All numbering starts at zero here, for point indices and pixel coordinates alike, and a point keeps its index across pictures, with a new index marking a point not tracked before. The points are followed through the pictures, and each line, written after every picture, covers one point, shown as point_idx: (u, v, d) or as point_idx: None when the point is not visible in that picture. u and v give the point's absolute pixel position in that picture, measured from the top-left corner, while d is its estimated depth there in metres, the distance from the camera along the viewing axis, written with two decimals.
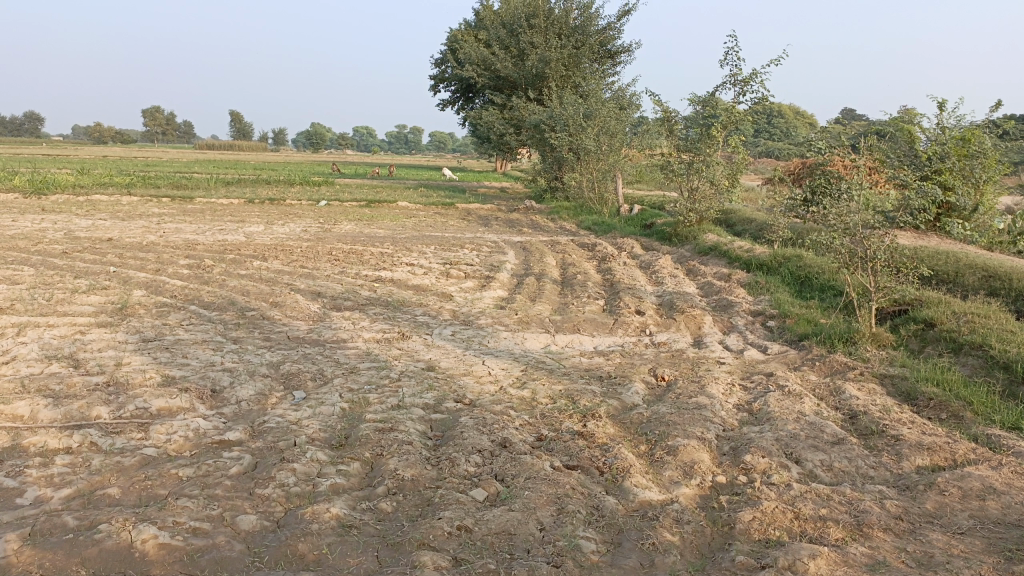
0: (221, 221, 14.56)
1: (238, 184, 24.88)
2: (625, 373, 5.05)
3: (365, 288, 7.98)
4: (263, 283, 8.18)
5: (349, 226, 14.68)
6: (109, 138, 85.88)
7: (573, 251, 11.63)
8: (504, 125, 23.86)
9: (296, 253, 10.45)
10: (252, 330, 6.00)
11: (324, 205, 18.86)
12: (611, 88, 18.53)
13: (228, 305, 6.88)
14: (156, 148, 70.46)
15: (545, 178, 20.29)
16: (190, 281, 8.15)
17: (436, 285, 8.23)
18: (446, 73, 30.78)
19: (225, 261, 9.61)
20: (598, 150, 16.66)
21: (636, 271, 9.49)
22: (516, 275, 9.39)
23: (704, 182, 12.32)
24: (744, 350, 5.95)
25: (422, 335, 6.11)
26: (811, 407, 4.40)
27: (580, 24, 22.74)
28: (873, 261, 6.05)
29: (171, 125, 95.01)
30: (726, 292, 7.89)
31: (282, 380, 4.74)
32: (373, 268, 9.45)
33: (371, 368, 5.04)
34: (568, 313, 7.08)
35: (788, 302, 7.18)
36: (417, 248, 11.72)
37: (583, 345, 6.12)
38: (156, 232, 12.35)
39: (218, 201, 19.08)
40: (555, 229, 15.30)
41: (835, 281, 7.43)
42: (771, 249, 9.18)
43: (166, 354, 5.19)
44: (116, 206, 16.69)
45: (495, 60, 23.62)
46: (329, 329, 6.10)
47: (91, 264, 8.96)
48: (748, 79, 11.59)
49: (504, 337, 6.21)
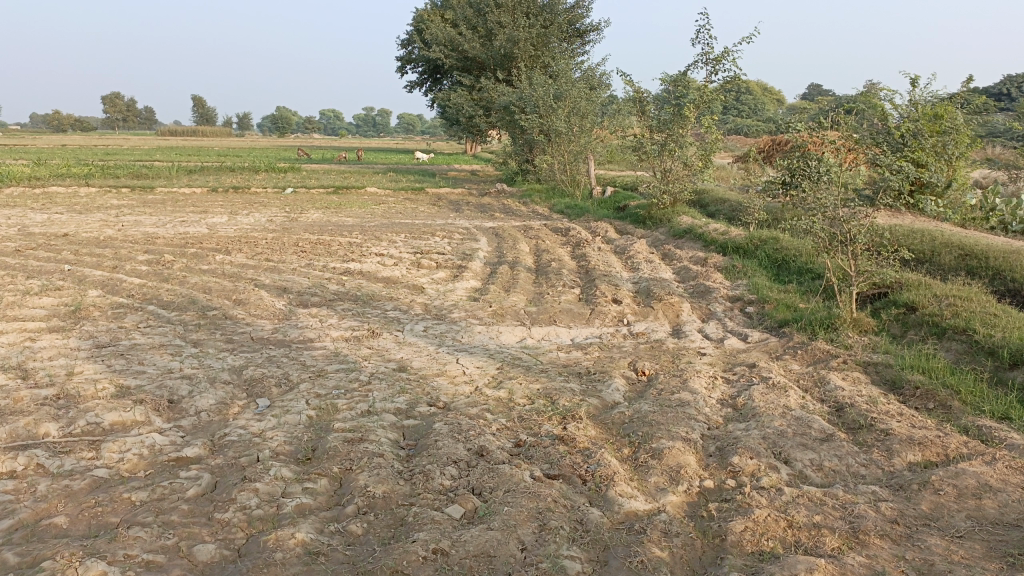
0: (184, 212, 14.14)
1: (201, 172, 24.26)
2: (604, 369, 4.88)
3: (334, 282, 7.72)
4: (227, 278, 7.88)
5: (317, 214, 14.34)
6: (67, 127, 83.71)
7: (546, 236, 11.44)
8: (473, 107, 23.51)
9: (262, 245, 10.13)
10: (214, 331, 5.73)
11: (291, 193, 18.45)
12: (581, 68, 18.28)
13: (189, 304, 6.59)
14: (117, 136, 68.75)
15: (516, 160, 20.03)
16: (149, 278, 7.82)
17: (407, 277, 8.00)
18: (413, 54, 30.27)
19: (187, 255, 9.28)
20: (569, 132, 16.45)
21: (611, 257, 9.33)
22: (489, 263, 9.18)
23: (677, 163, 12.21)
24: (724, 339, 5.82)
25: (393, 331, 5.89)
26: (797, 401, 4.27)
27: (548, 3, 22.40)
28: (853, 245, 5.93)
29: (132, 112, 92.82)
30: (703, 277, 7.76)
31: (245, 387, 4.50)
32: (342, 260, 9.18)
33: (340, 370, 4.83)
34: (543, 303, 6.89)
35: (766, 287, 7.06)
36: (387, 236, 11.45)
37: (560, 338, 5.95)
38: (115, 226, 11.93)
39: (181, 190, 18.56)
40: (527, 213, 15.09)
41: (813, 264, 7.33)
42: (747, 232, 9.06)
43: (121, 361, 4.91)
44: (74, 199, 16.16)
45: (461, 41, 23.23)
46: (295, 328, 5.86)
47: (44, 262, 8.58)
48: (720, 58, 11.44)
49: (478, 331, 6.01)
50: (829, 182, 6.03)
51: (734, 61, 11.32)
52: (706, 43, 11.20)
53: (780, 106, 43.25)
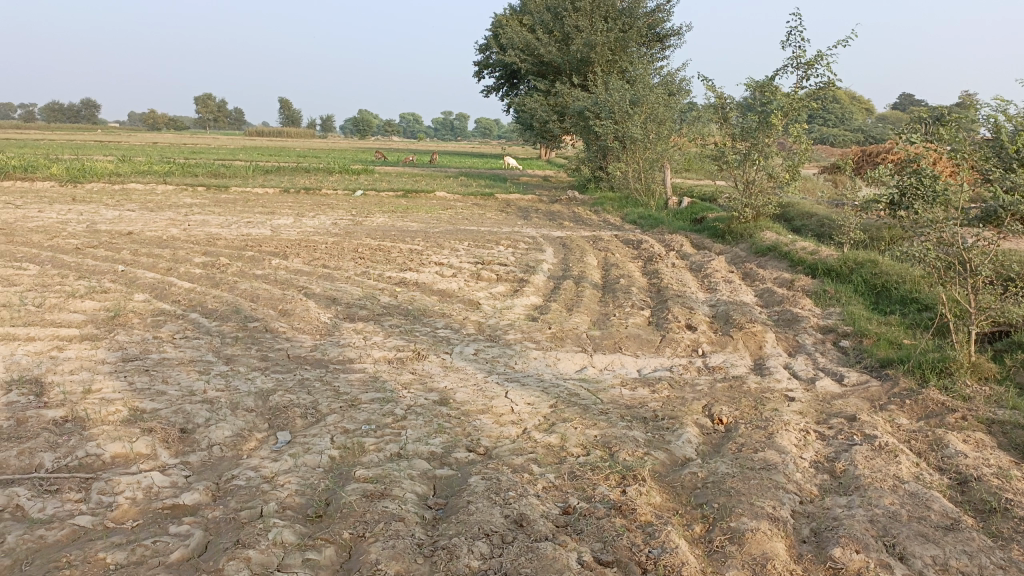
0: (251, 213, 14.07)
1: (276, 172, 24.45)
2: (674, 413, 4.23)
3: (386, 293, 7.27)
4: (277, 285, 7.53)
5: (383, 218, 14.04)
6: (159, 125, 87.29)
7: (617, 249, 10.79)
8: (547, 111, 22.98)
9: (320, 251, 9.81)
10: (250, 346, 5.33)
11: (360, 195, 18.31)
12: (661, 71, 17.52)
13: (231, 313, 6.23)
14: (204, 135, 71.08)
15: (589, 167, 19.38)
16: (199, 283, 7.55)
17: (463, 290, 7.49)
18: (490, 58, 30.00)
19: (243, 258, 9.02)
20: (645, 139, 15.73)
21: (685, 274, 8.63)
22: (553, 277, 8.59)
23: (761, 175, 11.41)
24: (815, 380, 5.06)
25: (440, 354, 5.37)
26: (909, 469, 3.52)
27: (628, 6, 21.63)
28: (975, 276, 5.15)
29: (220, 112, 96.04)
30: (790, 302, 6.98)
31: (267, 417, 4.04)
32: (399, 268, 8.76)
33: (375, 399, 4.32)
34: (608, 327, 6.25)
35: (863, 318, 6.26)
36: (449, 244, 11.00)
37: (625, 370, 5.31)
38: (181, 225, 11.87)
39: (253, 190, 18.63)
40: (599, 223, 14.44)
41: (918, 294, 6.49)
42: (839, 252, 8.21)
43: (143, 379, 4.53)
44: (149, 196, 16.35)
45: (538, 45, 22.75)
46: (336, 346, 5.40)
47: (100, 262, 8.44)
48: (812, 62, 10.56)
49: (533, 358, 5.44)
50: (940, 201, 5.23)
51: (829, 66, 10.42)
52: (799, 45, 10.35)
53: (870, 116, 41.31)
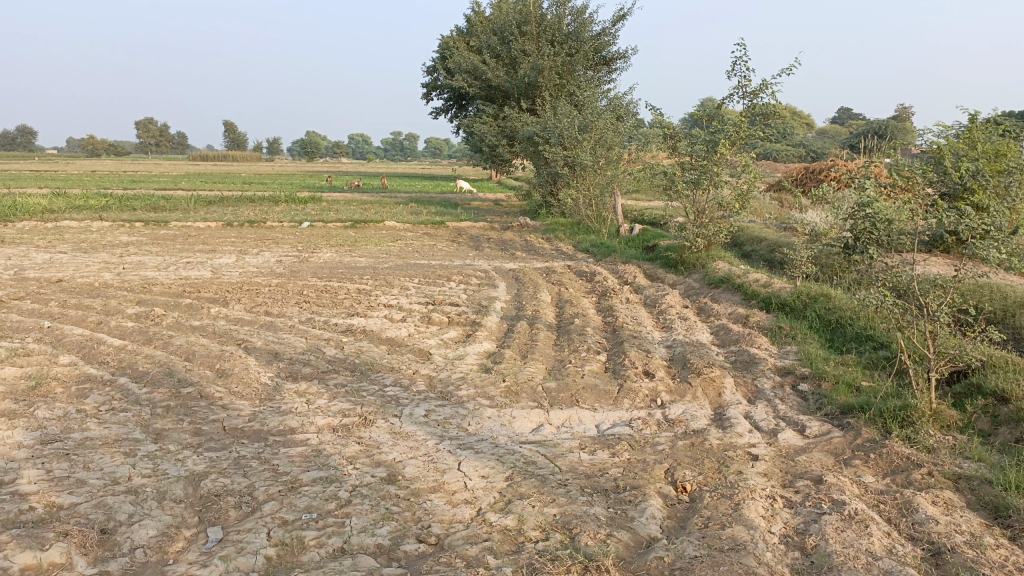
0: (192, 251, 13.58)
1: (220, 203, 23.79)
2: (637, 482, 4.02)
3: (332, 344, 6.96)
4: (216, 338, 7.15)
5: (331, 253, 13.67)
6: (98, 151, 84.96)
7: (571, 282, 10.64)
8: (496, 135, 22.90)
9: (264, 294, 9.43)
10: (182, 418, 4.97)
11: (308, 227, 17.88)
12: (608, 96, 17.57)
13: (163, 376, 5.85)
14: (146, 161, 69.39)
15: (540, 192, 19.28)
16: (132, 339, 7.14)
17: (413, 338, 7.21)
18: (438, 82, 29.91)
19: (180, 306, 8.60)
20: (595, 164, 15.68)
21: (640, 310, 8.50)
22: (506, 317, 8.37)
23: (712, 204, 11.41)
24: (777, 431, 4.92)
25: (389, 418, 5.08)
26: (882, 542, 3.37)
27: (574, 31, 21.68)
28: (934, 320, 4.92)
29: (164, 137, 94.08)
30: (746, 341, 6.87)
31: (197, 509, 3.71)
32: (346, 313, 8.44)
33: (318, 479, 4.02)
34: (564, 376, 6.03)
35: (821, 359, 6.18)
36: (400, 281, 10.71)
37: (583, 427, 5.09)
38: (116, 268, 11.35)
39: (195, 224, 18.06)
40: (551, 252, 14.30)
41: (873, 331, 6.47)
42: (793, 285, 8.18)
43: (62, 466, 4.16)
44: (83, 235, 15.68)
45: (485, 69, 22.66)
46: (276, 413, 5.07)
47: (25, 317, 7.94)
48: (757, 91, 10.64)
49: (487, 417, 5.18)
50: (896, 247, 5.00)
51: (774, 94, 10.49)
52: (744, 75, 10.41)
53: (810, 131, 42.30)
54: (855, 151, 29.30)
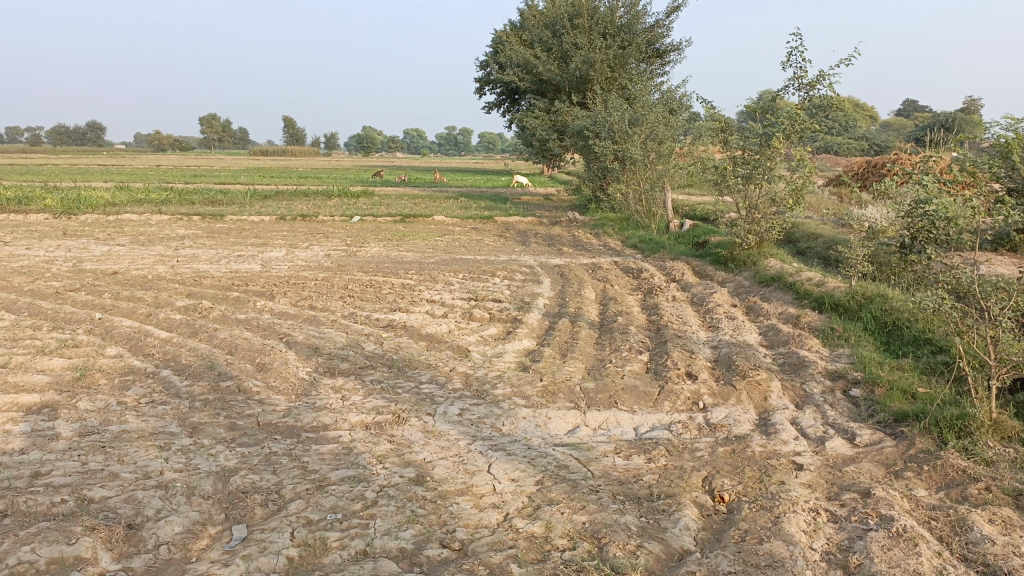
0: (244, 244, 13.81)
1: (274, 197, 24.22)
2: (672, 490, 3.87)
3: (371, 339, 6.94)
4: (258, 332, 7.22)
5: (378, 247, 13.73)
6: (162, 146, 87.64)
7: (617, 279, 10.44)
8: (547, 129, 22.73)
9: (310, 288, 9.50)
10: (219, 412, 5.01)
11: (358, 221, 18.04)
12: (660, 89, 17.23)
13: (205, 369, 5.92)
14: (207, 156, 71.29)
15: (590, 187, 19.05)
16: (178, 332, 7.26)
17: (453, 335, 7.15)
18: (490, 76, 29.90)
19: (227, 300, 8.73)
20: (645, 159, 15.41)
21: (686, 309, 8.28)
22: (548, 314, 8.25)
23: (764, 200, 11.06)
24: (824, 439, 4.69)
25: (422, 416, 5.02)
26: (933, 563, 3.15)
27: (626, 23, 21.37)
28: (996, 326, 4.61)
29: (225, 132, 96.48)
30: (796, 343, 6.61)
31: (224, 506, 3.71)
32: (388, 307, 8.44)
33: (345, 479, 3.97)
34: (603, 377, 5.88)
35: (875, 363, 5.90)
36: (444, 276, 10.68)
37: (620, 430, 4.95)
38: (169, 261, 11.61)
39: (250, 218, 18.39)
40: (599, 248, 14.10)
41: (932, 335, 6.14)
42: (847, 285, 7.84)
43: (98, 459, 4.22)
44: (143, 228, 16.11)
45: (536, 63, 22.50)
46: (311, 409, 5.06)
47: (78, 309, 8.16)
48: (814, 82, 10.25)
49: (522, 418, 5.07)
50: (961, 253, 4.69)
51: (831, 85, 10.10)
52: (800, 66, 10.04)
53: (872, 123, 40.99)
54: (920, 144, 28.25)
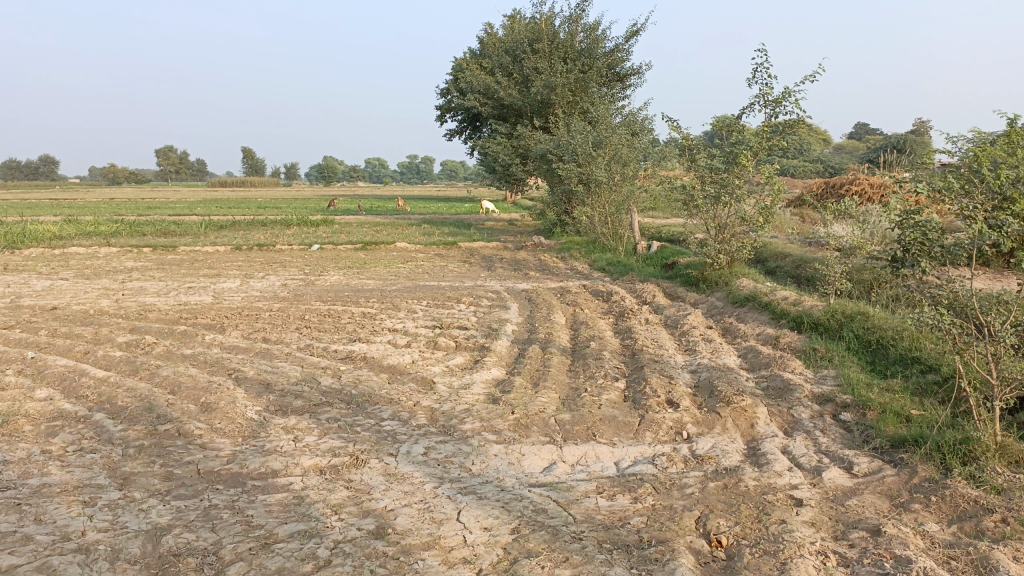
0: (196, 275, 13.19)
1: (231, 227, 23.54)
2: (663, 535, 3.47)
3: (328, 373, 6.46)
4: (205, 368, 6.70)
5: (338, 276, 13.21)
6: (117, 179, 85.86)
7: (586, 303, 10.10)
8: (509, 154, 22.49)
9: (264, 319, 8.98)
10: (154, 460, 4.50)
11: (317, 250, 17.51)
12: (622, 112, 17.09)
13: (142, 412, 5.39)
14: (163, 187, 69.88)
15: (555, 211, 18.79)
16: (117, 370, 6.70)
17: (416, 366, 6.70)
18: (451, 103, 29.69)
19: (173, 334, 8.16)
20: (610, 181, 15.19)
21: (661, 332, 7.94)
22: (517, 341, 7.85)
23: (734, 218, 10.85)
24: (821, 470, 4.34)
25: (383, 457, 4.56)
26: None
27: (586, 47, 21.34)
28: (998, 344, 4.33)
29: (182, 164, 94.94)
30: (778, 365, 6.29)
31: (153, 572, 3.22)
32: (347, 338, 7.95)
33: (295, 534, 3.50)
34: (579, 407, 5.47)
35: (863, 384, 5.61)
36: (406, 304, 10.23)
37: (601, 465, 4.55)
38: (114, 295, 10.97)
39: (204, 248, 17.74)
40: (566, 271, 13.77)
41: (920, 353, 5.89)
42: (826, 303, 7.57)
43: (10, 520, 3.69)
44: (88, 261, 15.37)
45: (497, 88, 22.31)
46: (258, 453, 4.56)
47: (10, 348, 7.55)
48: (780, 99, 10.12)
49: (493, 455, 4.64)
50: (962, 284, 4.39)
51: (797, 102, 9.96)
52: (765, 82, 9.89)
53: (827, 146, 41.72)
54: (875, 164, 28.67)
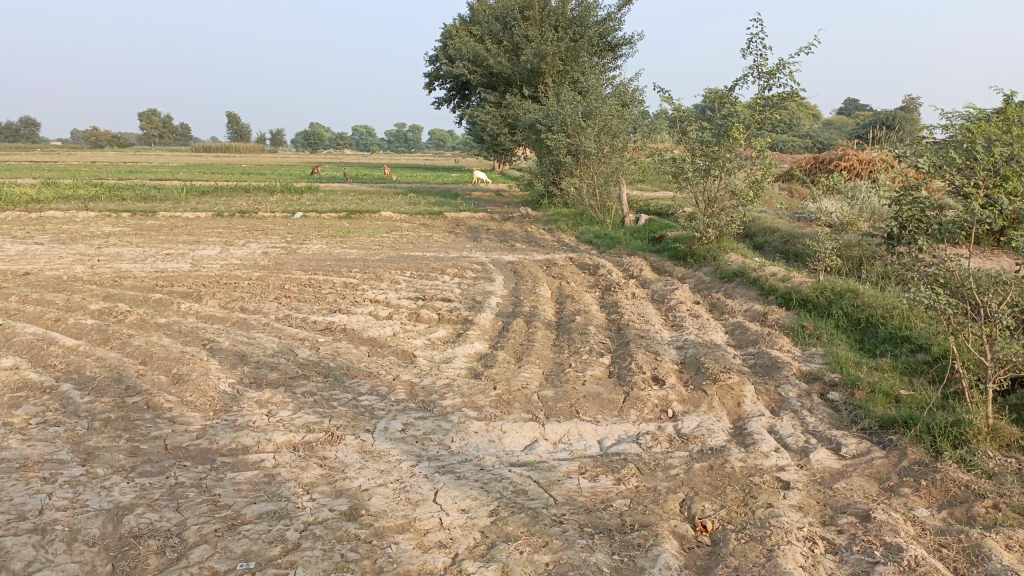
0: (175, 242, 12.90)
1: (213, 193, 23.13)
2: (647, 519, 3.35)
3: (306, 345, 6.29)
4: (179, 338, 6.50)
5: (320, 245, 12.97)
6: (99, 142, 84.43)
7: (572, 275, 9.94)
8: (498, 124, 22.16)
9: (243, 288, 8.76)
10: (120, 434, 4.33)
11: (301, 217, 17.22)
12: (612, 82, 16.81)
13: (111, 383, 5.21)
14: (146, 152, 68.81)
15: (543, 182, 18.56)
16: (87, 338, 6.49)
17: (396, 339, 6.53)
18: (440, 70, 29.20)
19: (148, 302, 7.93)
20: (599, 152, 14.96)
21: (648, 307, 7.81)
22: (501, 314, 7.69)
23: (724, 192, 10.68)
24: (808, 451, 4.24)
25: (359, 433, 4.41)
26: None
27: (578, 15, 20.95)
28: (994, 325, 4.23)
29: (166, 128, 93.46)
30: (766, 342, 6.18)
31: (112, 554, 3.07)
32: (328, 309, 7.77)
33: (263, 515, 3.36)
34: (562, 383, 5.33)
35: (852, 363, 5.51)
36: (390, 274, 10.03)
37: (584, 444, 4.42)
38: (89, 260, 10.70)
39: (184, 214, 17.39)
40: (553, 243, 13.59)
41: (911, 332, 5.79)
42: (816, 280, 7.45)
43: None
44: (66, 225, 15.02)
45: (486, 56, 21.91)
46: (229, 428, 4.40)
47: None
48: (774, 71, 9.90)
49: (473, 432, 4.50)
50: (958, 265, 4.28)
51: (791, 74, 9.76)
52: (759, 53, 9.67)
53: (816, 122, 41.54)
54: (863, 140, 28.57)
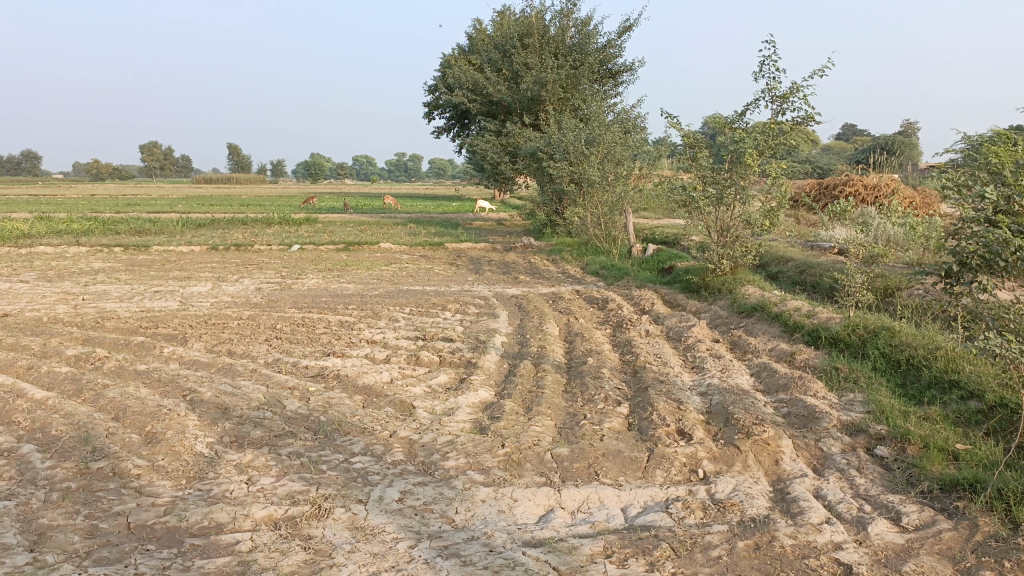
0: (165, 278, 12.39)
1: (210, 226, 22.68)
2: None
3: (297, 395, 5.75)
4: (159, 388, 5.97)
5: (316, 280, 12.46)
6: (100, 174, 84.53)
7: (581, 311, 9.44)
8: (498, 152, 21.80)
9: (233, 330, 8.24)
10: (78, 510, 3.79)
11: (297, 251, 16.72)
12: (615, 109, 16.43)
13: (77, 445, 4.67)
14: (146, 184, 68.68)
15: (545, 211, 18.13)
16: (59, 390, 5.95)
17: (394, 387, 6.00)
18: (439, 100, 28.95)
19: (128, 346, 7.41)
20: (603, 181, 14.53)
21: (664, 346, 7.28)
22: (508, 355, 7.16)
23: (738, 222, 10.22)
24: (865, 522, 3.70)
25: (351, 504, 3.87)
26: None
27: (577, 43, 20.67)
28: None
29: (166, 160, 93.62)
30: (798, 387, 5.64)
31: None
32: (321, 352, 7.25)
33: None
34: (578, 439, 4.80)
35: (898, 412, 4.98)
36: (388, 311, 9.50)
37: (606, 514, 3.89)
38: (74, 300, 10.19)
39: (178, 248, 16.93)
40: (558, 275, 13.09)
41: (959, 376, 5.26)
42: (845, 315, 6.94)
43: None
44: (55, 262, 14.52)
45: (485, 84, 21.64)
46: (202, 501, 3.86)
47: None
48: (787, 95, 9.50)
49: (480, 501, 3.97)
50: None
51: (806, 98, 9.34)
52: (772, 77, 9.28)
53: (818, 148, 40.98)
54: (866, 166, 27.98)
